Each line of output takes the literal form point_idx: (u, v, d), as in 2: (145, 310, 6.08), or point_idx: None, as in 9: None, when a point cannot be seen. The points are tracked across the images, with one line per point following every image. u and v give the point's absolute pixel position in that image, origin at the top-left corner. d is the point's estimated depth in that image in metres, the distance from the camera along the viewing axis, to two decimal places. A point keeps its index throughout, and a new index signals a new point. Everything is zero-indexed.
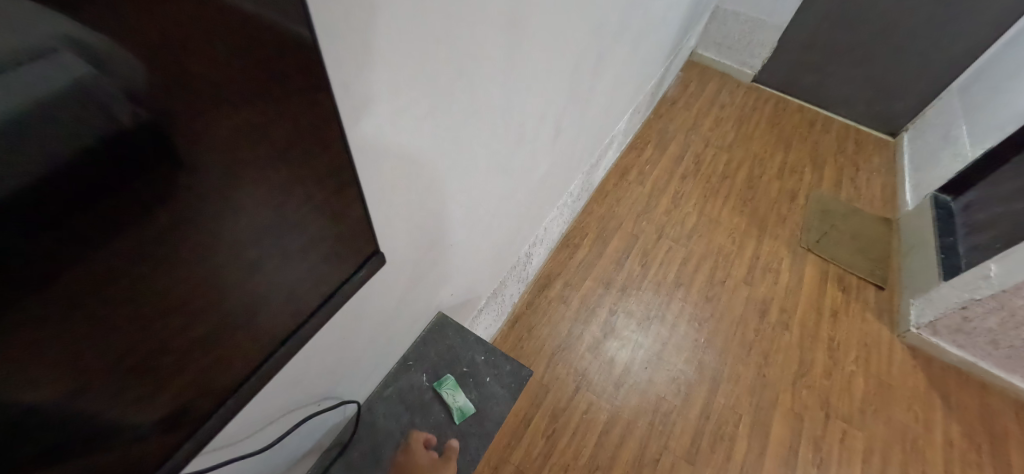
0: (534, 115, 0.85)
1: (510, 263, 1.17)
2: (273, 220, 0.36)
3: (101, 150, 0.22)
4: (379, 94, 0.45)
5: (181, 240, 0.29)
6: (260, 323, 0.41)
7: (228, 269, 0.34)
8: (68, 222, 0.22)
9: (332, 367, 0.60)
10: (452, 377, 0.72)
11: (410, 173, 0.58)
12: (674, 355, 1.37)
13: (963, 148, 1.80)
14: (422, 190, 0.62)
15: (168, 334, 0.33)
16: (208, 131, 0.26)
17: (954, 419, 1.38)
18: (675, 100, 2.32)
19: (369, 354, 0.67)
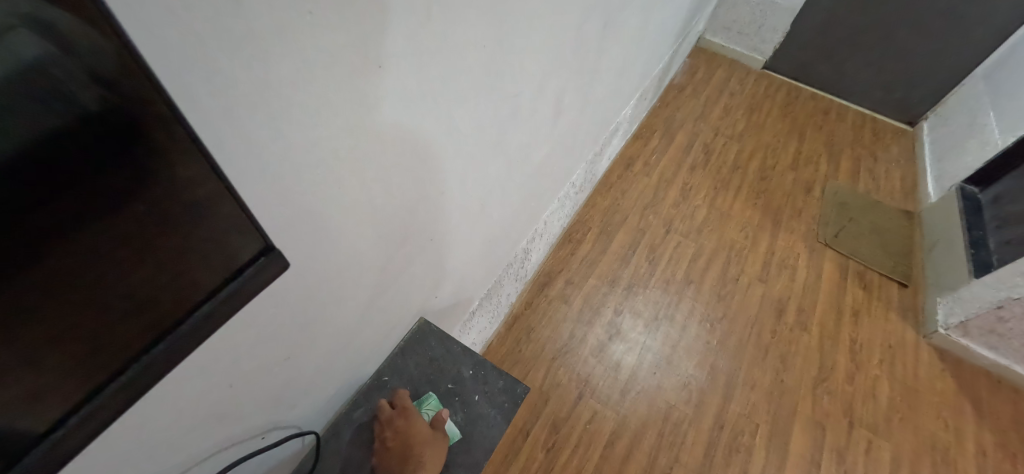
0: (529, 93, 0.74)
1: (506, 261, 1.07)
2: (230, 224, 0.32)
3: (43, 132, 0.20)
4: (306, 65, 0.34)
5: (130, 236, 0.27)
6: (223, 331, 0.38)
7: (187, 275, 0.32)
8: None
9: (274, 391, 0.50)
10: (437, 396, 0.64)
11: (376, 163, 0.48)
12: (685, 360, 1.26)
13: (991, 136, 1.69)
14: (389, 183, 0.51)
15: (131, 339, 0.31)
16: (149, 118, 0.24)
17: (986, 428, 1.28)
18: (683, 87, 2.21)
19: (325, 373, 0.58)
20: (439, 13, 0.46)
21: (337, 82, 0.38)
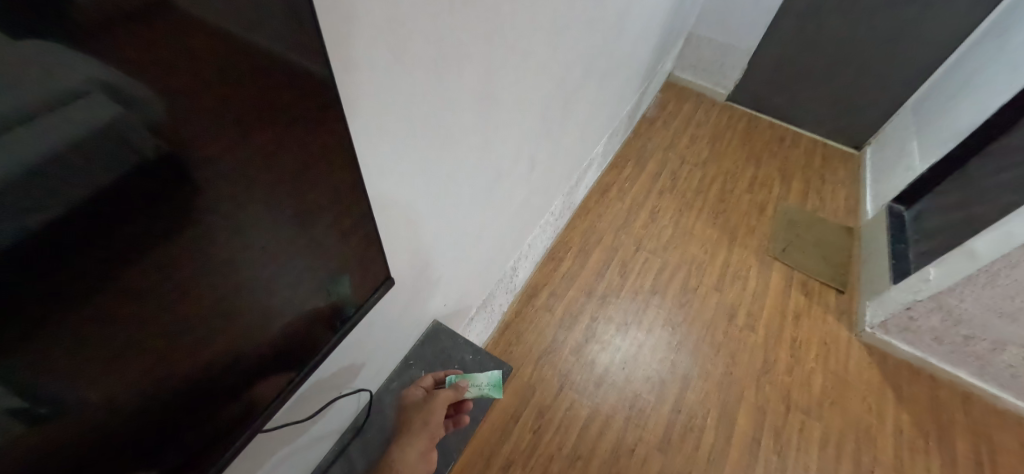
0: (510, 150, 1.01)
1: (497, 277, 1.33)
2: (266, 231, 0.41)
3: (110, 167, 0.26)
4: (384, 179, 0.62)
5: (180, 246, 0.34)
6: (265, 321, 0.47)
7: (225, 277, 0.39)
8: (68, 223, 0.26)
9: (352, 365, 0.74)
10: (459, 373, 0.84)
11: (412, 222, 0.75)
12: (649, 357, 1.51)
13: (914, 162, 1.97)
14: (418, 220, 0.76)
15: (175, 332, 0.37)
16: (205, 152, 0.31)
17: (904, 410, 1.52)
18: (654, 120, 2.50)
19: (378, 356, 0.82)
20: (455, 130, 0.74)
21: (397, 180, 0.65)
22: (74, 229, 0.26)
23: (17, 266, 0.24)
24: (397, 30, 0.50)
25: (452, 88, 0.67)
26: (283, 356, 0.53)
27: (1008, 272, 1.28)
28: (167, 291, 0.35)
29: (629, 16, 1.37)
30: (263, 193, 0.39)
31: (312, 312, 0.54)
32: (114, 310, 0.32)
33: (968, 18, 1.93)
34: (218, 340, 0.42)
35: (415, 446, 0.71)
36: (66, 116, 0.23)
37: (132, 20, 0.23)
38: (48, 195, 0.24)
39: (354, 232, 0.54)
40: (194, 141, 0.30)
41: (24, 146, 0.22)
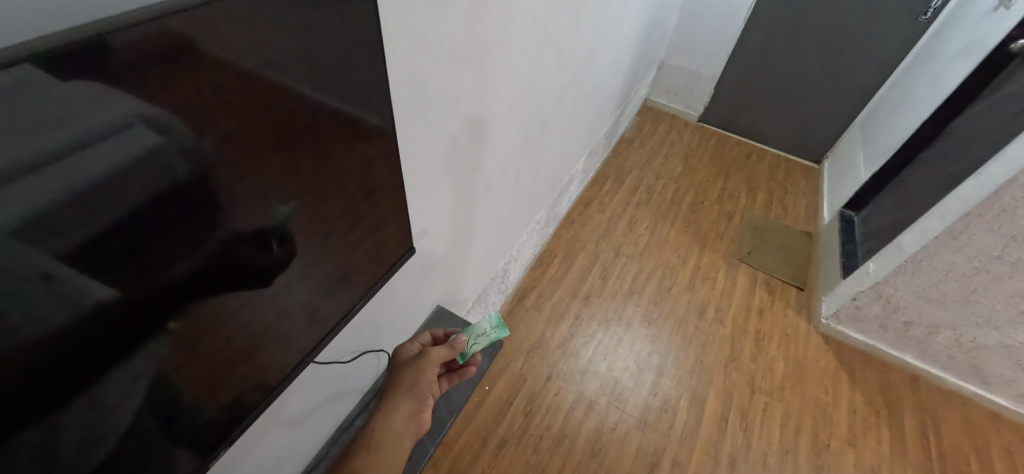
0: (498, 162, 1.23)
1: (490, 277, 1.52)
2: (286, 225, 0.50)
3: (151, 180, 0.33)
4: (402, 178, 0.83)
5: (203, 243, 0.41)
6: (279, 302, 0.55)
7: (240, 268, 0.47)
8: (120, 228, 0.33)
9: (375, 331, 0.92)
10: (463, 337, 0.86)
11: (421, 215, 0.95)
12: (628, 349, 1.69)
13: (861, 172, 2.20)
14: (428, 216, 0.98)
15: (195, 316, 0.44)
16: (229, 161, 0.39)
17: (858, 392, 1.70)
18: (631, 140, 2.73)
19: (393, 329, 1.00)
20: (453, 144, 0.96)
21: (411, 180, 0.86)
22: (129, 231, 0.34)
23: (90, 260, 0.32)
24: (415, 72, 0.72)
25: (451, 113, 0.89)
26: (291, 336, 0.60)
27: (930, 261, 1.50)
28: (193, 281, 0.42)
29: (598, 52, 1.61)
30: (275, 187, 0.46)
31: (314, 295, 0.61)
32: (157, 298, 0.39)
33: (899, 45, 2.20)
34: (230, 323, 0.49)
35: (401, 405, 0.78)
36: (116, 143, 0.30)
37: (165, 63, 0.31)
38: (108, 205, 0.32)
39: (355, 219, 0.62)
40: (219, 154, 0.38)
41: (82, 168, 0.29)
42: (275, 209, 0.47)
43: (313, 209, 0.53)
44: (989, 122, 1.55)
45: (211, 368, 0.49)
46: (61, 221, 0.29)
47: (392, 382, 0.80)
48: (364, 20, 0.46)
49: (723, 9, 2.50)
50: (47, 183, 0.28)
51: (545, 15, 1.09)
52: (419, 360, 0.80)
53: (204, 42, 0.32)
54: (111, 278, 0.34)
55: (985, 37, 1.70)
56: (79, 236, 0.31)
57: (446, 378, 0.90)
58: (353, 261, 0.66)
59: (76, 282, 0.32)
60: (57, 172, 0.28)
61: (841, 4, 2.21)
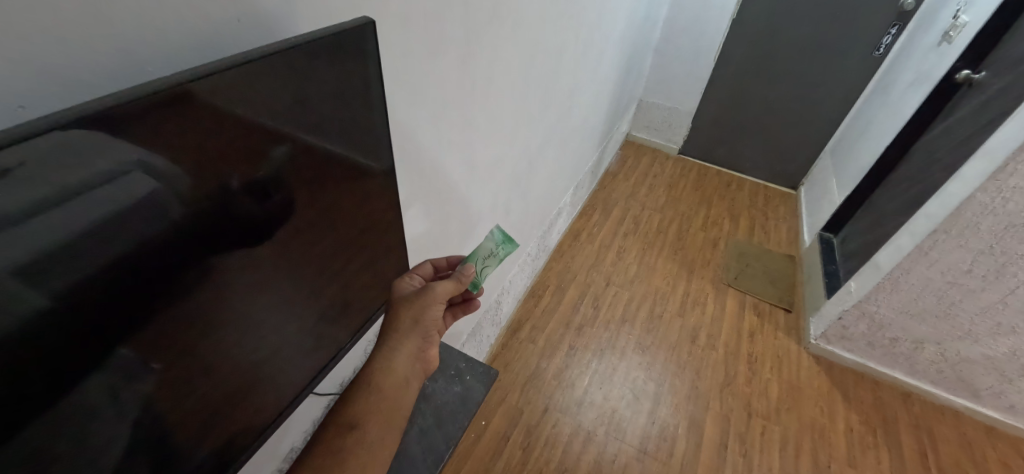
0: (489, 197, 1.29)
1: (483, 309, 1.54)
2: (281, 262, 0.52)
3: (148, 222, 0.36)
4: None
5: (198, 284, 0.42)
6: (273, 340, 0.56)
7: (234, 307, 0.48)
8: (115, 269, 0.35)
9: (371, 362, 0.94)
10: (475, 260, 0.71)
11: (415, 245, 1.00)
12: (623, 377, 1.70)
13: (835, 196, 2.31)
14: (419, 246, 1.03)
15: (188, 358, 0.45)
16: (224, 204, 0.42)
17: (854, 411, 1.70)
18: (616, 174, 2.84)
19: None
20: (445, 178, 1.02)
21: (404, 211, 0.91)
22: (121, 272, 0.35)
23: (86, 300, 0.34)
24: (409, 112, 0.79)
25: (442, 148, 0.95)
26: (284, 374, 0.61)
27: (906, 278, 1.56)
28: (185, 321, 0.43)
29: (579, 93, 1.72)
30: (269, 228, 0.48)
31: (307, 331, 0.62)
32: (148, 340, 0.40)
33: (858, 78, 2.36)
34: (223, 363, 0.50)
35: (405, 347, 0.65)
36: (111, 188, 0.32)
37: (169, 117, 0.34)
38: (100, 247, 0.33)
39: (350, 253, 0.65)
40: (214, 196, 0.41)
41: (78, 211, 0.31)
42: (270, 247, 0.50)
43: (310, 245, 0.56)
44: (946, 145, 1.66)
45: (201, 410, 0.50)
46: (59, 262, 0.31)
47: (389, 321, 0.65)
48: (360, 71, 0.51)
49: (694, 50, 2.68)
50: (50, 226, 0.30)
51: (528, 59, 1.19)
52: (422, 294, 0.67)
53: (207, 95, 0.36)
54: (105, 318, 0.35)
55: (933, 69, 1.84)
56: (71, 277, 0.32)
57: (452, 313, 0.82)
58: (349, 294, 0.69)
59: (70, 321, 0.33)
60: (61, 216, 0.30)
61: (801, 43, 2.39)
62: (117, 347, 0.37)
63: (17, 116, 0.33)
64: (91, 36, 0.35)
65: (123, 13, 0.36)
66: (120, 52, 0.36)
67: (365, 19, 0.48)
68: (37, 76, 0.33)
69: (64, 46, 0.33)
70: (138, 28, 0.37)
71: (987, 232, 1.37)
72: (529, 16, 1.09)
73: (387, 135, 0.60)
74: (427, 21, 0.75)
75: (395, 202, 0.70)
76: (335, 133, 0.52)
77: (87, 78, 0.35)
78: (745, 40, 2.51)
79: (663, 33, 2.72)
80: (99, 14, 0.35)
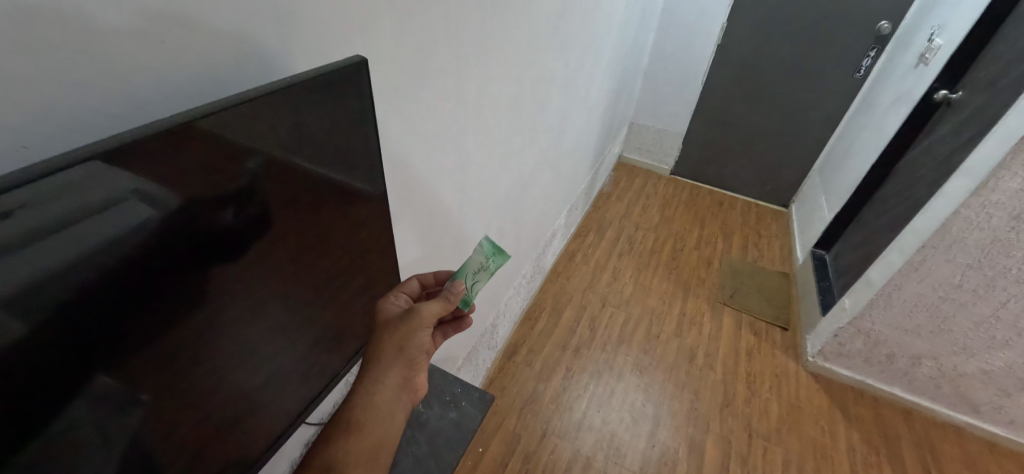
0: (483, 221, 1.31)
1: (479, 333, 1.53)
2: (275, 290, 0.53)
3: (142, 248, 0.36)
4: None
5: (190, 311, 0.43)
6: (266, 369, 0.56)
7: (226, 335, 0.48)
8: (109, 294, 0.35)
9: None
10: (464, 277, 0.72)
11: (408, 271, 1.00)
12: (621, 400, 1.68)
13: (825, 213, 2.34)
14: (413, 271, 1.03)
15: (179, 385, 0.45)
16: (218, 231, 0.43)
17: (855, 429, 1.69)
18: (609, 195, 2.87)
19: None
20: (438, 204, 1.03)
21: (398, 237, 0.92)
22: (113, 298, 0.36)
23: (79, 327, 0.34)
24: (403, 140, 0.81)
25: (436, 174, 0.97)
26: (277, 405, 0.60)
27: (898, 293, 1.57)
28: (176, 348, 0.43)
29: (571, 117, 1.76)
30: (263, 256, 0.49)
31: (300, 359, 0.62)
32: (136, 367, 0.40)
33: (841, 99, 2.43)
34: (214, 391, 0.50)
35: (390, 377, 0.65)
36: (110, 215, 0.33)
37: (168, 148, 0.35)
38: (92, 273, 0.34)
39: (344, 279, 0.66)
40: (208, 225, 0.41)
41: (75, 237, 0.32)
42: (264, 275, 0.50)
43: (304, 273, 0.57)
44: (928, 162, 1.70)
45: (190, 439, 0.49)
46: (53, 289, 0.32)
47: (374, 349, 0.65)
48: (354, 104, 0.52)
49: (681, 74, 2.75)
50: (47, 254, 0.31)
51: (519, 87, 1.22)
52: (408, 318, 0.66)
53: (209, 130, 0.37)
54: (96, 344, 0.36)
55: (912, 89, 1.90)
56: (63, 302, 0.33)
57: (442, 331, 0.81)
58: (343, 321, 0.69)
59: (59, 348, 0.33)
60: (60, 244, 0.31)
61: (785, 66, 2.47)
62: (105, 375, 0.37)
63: (23, 158, 0.34)
64: (97, 81, 0.36)
65: (127, 56, 0.38)
66: (122, 92, 0.38)
67: (360, 58, 0.50)
68: (40, 118, 0.34)
69: (68, 86, 0.35)
70: (141, 71, 0.39)
71: (974, 247, 1.39)
72: (518, 47, 1.13)
73: (379, 164, 0.62)
74: (420, 55, 0.78)
75: (388, 229, 0.71)
76: (328, 163, 0.53)
77: (91, 119, 0.37)
78: (731, 64, 2.59)
79: (651, 58, 2.80)
80: (103, 56, 0.36)
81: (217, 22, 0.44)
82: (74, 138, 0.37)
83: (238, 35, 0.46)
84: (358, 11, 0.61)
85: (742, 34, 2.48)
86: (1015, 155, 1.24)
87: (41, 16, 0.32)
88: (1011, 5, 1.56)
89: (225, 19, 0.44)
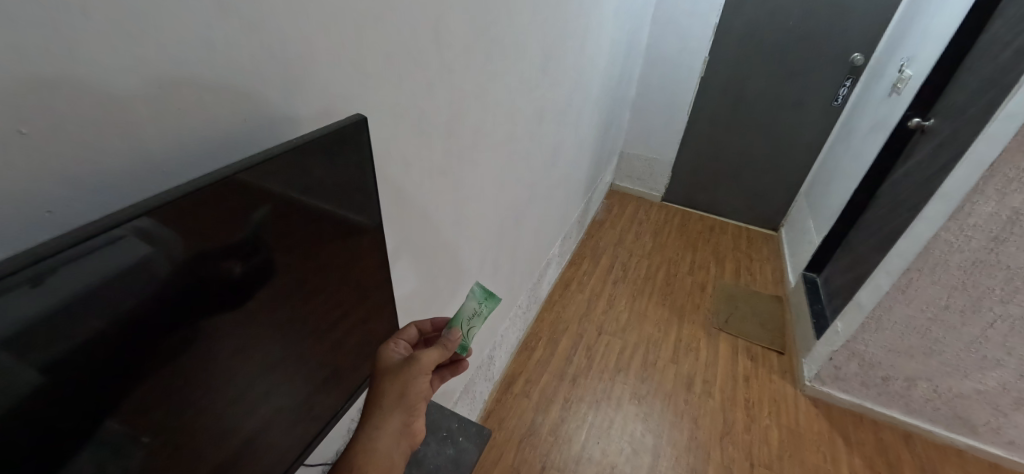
0: (477, 253, 1.33)
1: (476, 365, 1.53)
2: (275, 332, 0.55)
3: (144, 289, 0.38)
4: None
5: (190, 351, 0.44)
6: (264, 409, 0.57)
7: (225, 374, 0.49)
8: (111, 333, 0.37)
9: None
10: (457, 325, 0.74)
11: (404, 306, 1.02)
12: (620, 430, 1.67)
13: (813, 237, 2.39)
14: (410, 305, 1.05)
15: (175, 424, 0.46)
16: (222, 275, 0.44)
17: (856, 455, 1.67)
18: (602, 222, 2.92)
19: None
20: (434, 240, 1.06)
21: (395, 274, 0.95)
22: (113, 338, 0.37)
23: (80, 365, 0.35)
24: (399, 182, 0.85)
25: (431, 211, 1.00)
26: (276, 443, 0.61)
27: (889, 315, 1.59)
28: (174, 386, 0.44)
29: (561, 149, 1.82)
30: (263, 296, 0.51)
31: (297, 400, 0.63)
32: (134, 406, 0.41)
33: (822, 126, 2.52)
34: (210, 431, 0.50)
35: (390, 423, 0.65)
36: (107, 254, 0.34)
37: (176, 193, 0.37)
38: (98, 313, 0.35)
39: (342, 315, 0.68)
40: (211, 268, 0.43)
41: (80, 280, 0.34)
42: (264, 317, 0.52)
43: (302, 315, 0.59)
44: (908, 187, 1.76)
45: None
46: (57, 328, 0.33)
47: (375, 397, 0.66)
48: (354, 157, 0.56)
49: (668, 105, 2.85)
50: (57, 293, 0.32)
51: (510, 125, 1.27)
52: (409, 366, 0.68)
53: (215, 178, 0.40)
54: (96, 382, 0.37)
55: (887, 117, 1.98)
56: (62, 342, 0.34)
57: (440, 375, 0.82)
58: (339, 360, 0.70)
59: (55, 389, 0.34)
60: (67, 284, 0.33)
61: (766, 96, 2.57)
62: (102, 416, 0.38)
63: (50, 221, 0.37)
64: (109, 141, 0.39)
65: (145, 119, 0.41)
66: (138, 153, 0.41)
67: (360, 116, 0.53)
68: (63, 185, 0.37)
69: (89, 148, 0.38)
70: (152, 130, 0.42)
71: (957, 268, 1.42)
72: (509, 88, 1.19)
73: (376, 207, 0.65)
74: (414, 101, 0.82)
75: (383, 268, 0.73)
76: (328, 210, 0.56)
77: (105, 178, 0.39)
78: (715, 95, 2.69)
79: (638, 91, 2.91)
80: (122, 120, 0.39)
81: (222, 80, 0.47)
82: (93, 199, 0.39)
83: (241, 91, 0.49)
84: (357, 64, 0.65)
85: (724, 66, 2.59)
86: (987, 180, 1.29)
87: (60, 89, 0.35)
88: (973, 39, 1.66)
89: (232, 81, 0.48)
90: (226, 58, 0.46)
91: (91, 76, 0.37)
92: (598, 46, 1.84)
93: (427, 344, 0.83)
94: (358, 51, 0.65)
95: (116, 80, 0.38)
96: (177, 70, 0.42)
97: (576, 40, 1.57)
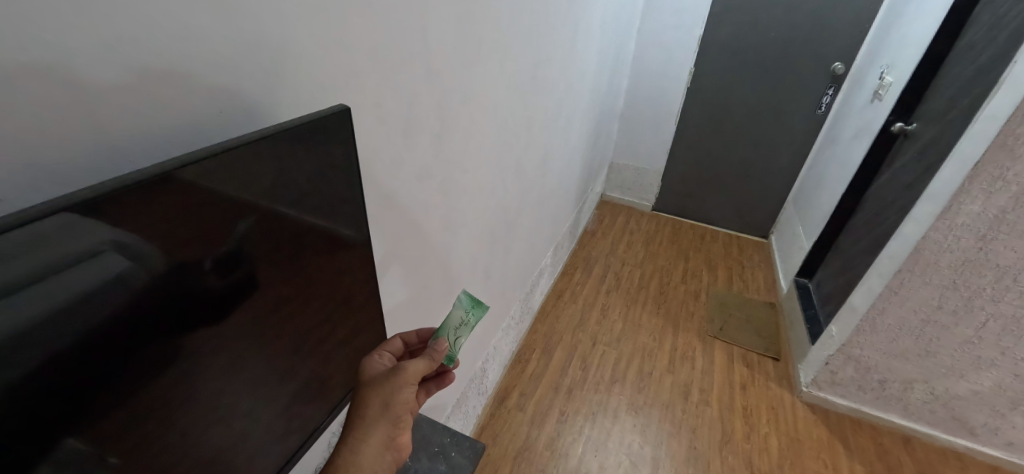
0: (468, 262, 1.31)
1: (468, 378, 1.49)
2: (257, 341, 0.51)
3: (114, 300, 0.35)
4: None
5: (166, 367, 0.41)
6: (242, 425, 0.53)
7: (203, 390, 0.46)
8: (81, 350, 0.33)
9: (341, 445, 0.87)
10: (444, 333, 0.72)
11: (394, 316, 0.99)
12: (618, 443, 1.63)
13: (804, 242, 2.40)
14: (399, 315, 1.01)
15: (149, 446, 0.42)
16: (201, 284, 0.42)
17: (858, 461, 1.65)
18: (594, 233, 2.92)
19: None
20: (425, 247, 1.03)
21: (385, 282, 0.92)
22: (84, 358, 0.34)
23: (47, 385, 0.32)
24: (387, 187, 0.82)
25: (420, 217, 0.97)
26: (254, 462, 0.57)
27: (883, 318, 1.59)
28: (147, 409, 0.40)
29: (551, 158, 1.81)
30: (243, 306, 0.48)
31: (279, 414, 0.59)
32: (105, 429, 0.37)
33: (807, 134, 2.57)
34: (188, 452, 0.47)
35: (375, 435, 0.62)
36: (80, 270, 0.32)
37: (151, 194, 0.35)
38: (69, 328, 0.32)
39: (328, 329, 0.65)
40: (189, 277, 0.40)
41: (44, 292, 0.31)
42: (245, 326, 0.49)
43: (286, 323, 0.55)
44: (894, 189, 1.78)
45: None
46: (19, 345, 0.30)
47: (359, 407, 0.62)
48: (338, 154, 0.54)
49: (655, 115, 2.87)
50: (17, 304, 0.29)
51: (499, 130, 1.26)
52: (394, 375, 0.64)
53: (191, 180, 0.37)
54: (63, 404, 0.33)
55: (871, 122, 2.01)
56: (31, 361, 0.31)
57: (426, 388, 0.79)
58: (324, 371, 0.66)
59: (18, 413, 0.31)
60: (28, 295, 0.30)
61: (752, 104, 2.60)
62: (72, 440, 0.35)
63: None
64: (74, 131, 0.36)
65: (120, 113, 0.39)
66: (109, 145, 0.39)
67: (342, 108, 0.51)
68: (24, 172, 0.34)
69: (58, 140, 0.35)
70: (119, 116, 0.39)
71: (947, 269, 1.43)
72: (497, 95, 1.18)
73: (361, 211, 0.62)
74: (403, 102, 0.80)
75: (371, 276, 0.70)
76: (313, 211, 0.53)
77: (66, 168, 0.36)
78: (701, 105, 2.73)
79: (625, 102, 2.93)
80: (95, 117, 0.37)
81: (207, 77, 0.45)
82: (52, 192, 0.36)
83: (221, 89, 0.47)
84: (345, 67, 0.64)
85: (709, 76, 2.62)
86: (973, 180, 1.30)
87: (30, 76, 0.33)
88: (948, 45, 1.70)
89: (216, 78, 0.46)
90: (207, 52, 0.44)
91: (67, 65, 0.35)
92: (585, 57, 1.85)
93: (412, 356, 0.81)
94: (345, 49, 0.63)
95: (91, 71, 0.36)
96: (155, 60, 0.40)
97: (563, 49, 1.58)
